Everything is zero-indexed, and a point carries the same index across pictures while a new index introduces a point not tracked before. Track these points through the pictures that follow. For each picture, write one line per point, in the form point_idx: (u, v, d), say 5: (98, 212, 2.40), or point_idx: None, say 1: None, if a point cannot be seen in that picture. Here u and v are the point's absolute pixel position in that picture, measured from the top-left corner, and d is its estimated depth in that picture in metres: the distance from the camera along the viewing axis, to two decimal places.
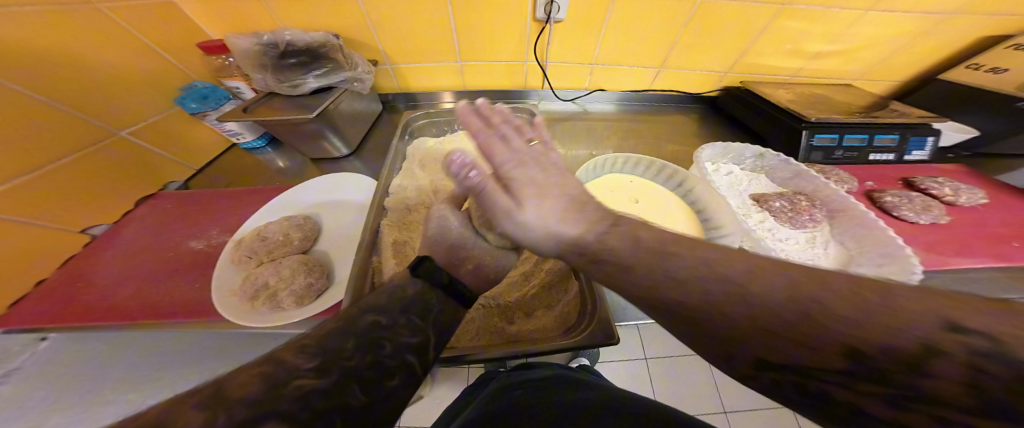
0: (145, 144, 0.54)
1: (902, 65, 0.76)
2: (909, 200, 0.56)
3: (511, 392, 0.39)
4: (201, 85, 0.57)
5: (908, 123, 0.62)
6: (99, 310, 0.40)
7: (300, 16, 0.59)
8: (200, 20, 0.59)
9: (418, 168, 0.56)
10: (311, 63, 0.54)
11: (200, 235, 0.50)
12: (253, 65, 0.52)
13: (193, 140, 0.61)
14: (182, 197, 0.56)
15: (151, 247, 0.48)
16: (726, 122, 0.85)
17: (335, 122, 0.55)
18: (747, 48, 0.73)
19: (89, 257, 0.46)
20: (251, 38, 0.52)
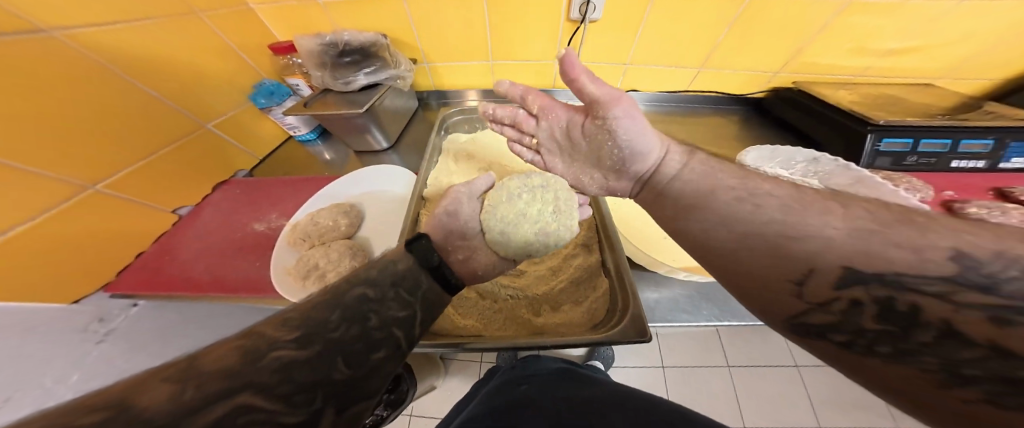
0: (225, 136, 0.62)
1: (1002, 61, 0.64)
2: (1002, 212, 0.48)
3: (515, 388, 0.40)
4: (268, 82, 0.65)
5: (1012, 125, 0.52)
6: (182, 282, 0.47)
7: (355, 22, 0.66)
8: (271, 22, 0.67)
9: (452, 161, 0.60)
10: (363, 62, 0.60)
11: (262, 219, 0.57)
12: (315, 64, 0.59)
13: (259, 135, 0.69)
14: (249, 184, 0.63)
15: (222, 226, 0.55)
16: (773, 126, 0.78)
17: (379, 117, 0.61)
18: (803, 45, 0.67)
19: (178, 234, 0.54)
20: (314, 38, 0.57)
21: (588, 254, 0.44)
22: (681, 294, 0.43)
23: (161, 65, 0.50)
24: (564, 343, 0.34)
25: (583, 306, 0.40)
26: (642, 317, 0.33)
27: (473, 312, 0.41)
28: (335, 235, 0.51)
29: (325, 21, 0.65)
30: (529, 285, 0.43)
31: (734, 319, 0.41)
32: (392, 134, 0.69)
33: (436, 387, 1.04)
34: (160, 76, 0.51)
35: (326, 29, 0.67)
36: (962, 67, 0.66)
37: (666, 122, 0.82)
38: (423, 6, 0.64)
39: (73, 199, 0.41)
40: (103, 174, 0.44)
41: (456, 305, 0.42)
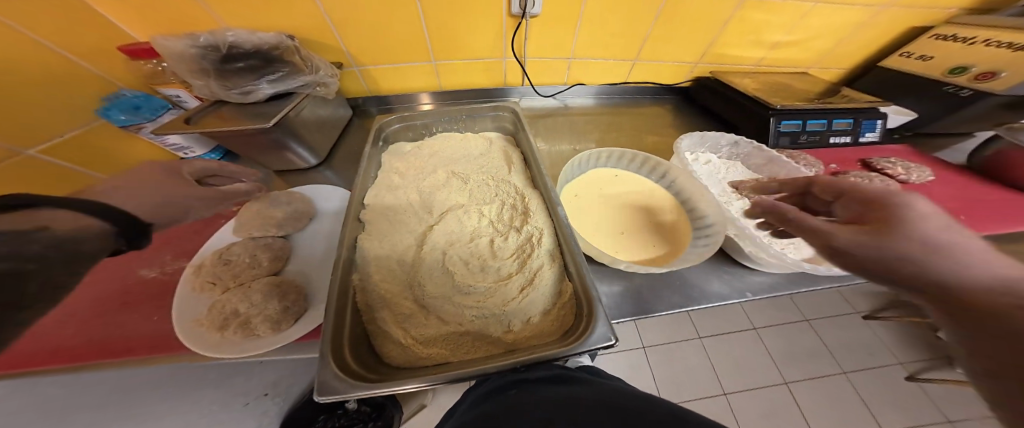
0: (62, 163, 0.45)
1: (853, 52, 0.79)
2: (871, 180, 0.59)
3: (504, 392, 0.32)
4: (129, 93, 0.50)
5: (861, 108, 0.66)
6: (50, 355, 0.37)
7: (252, 18, 0.55)
8: (115, 17, 0.51)
9: (397, 177, 0.54)
10: (264, 68, 0.50)
11: (153, 262, 0.46)
12: (192, 71, 0.47)
13: (115, 155, 0.52)
14: None
15: (97, 281, 0.43)
16: (699, 112, 0.87)
17: (296, 130, 0.53)
18: (714, 38, 0.74)
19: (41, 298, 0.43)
20: (181, 40, 0.44)
21: (550, 261, 0.43)
22: (642, 284, 0.46)
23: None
24: (538, 359, 0.33)
25: (551, 315, 0.39)
26: (603, 321, 0.34)
27: (437, 339, 0.37)
28: (256, 274, 0.43)
29: (206, 13, 0.53)
30: (493, 298, 0.40)
31: (690, 305, 0.44)
32: (319, 148, 0.60)
33: (425, 407, 1.00)
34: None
35: (208, 24, 0.55)
36: (826, 59, 0.80)
37: (614, 114, 0.87)
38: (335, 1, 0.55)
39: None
40: None
41: (414, 334, 0.38)
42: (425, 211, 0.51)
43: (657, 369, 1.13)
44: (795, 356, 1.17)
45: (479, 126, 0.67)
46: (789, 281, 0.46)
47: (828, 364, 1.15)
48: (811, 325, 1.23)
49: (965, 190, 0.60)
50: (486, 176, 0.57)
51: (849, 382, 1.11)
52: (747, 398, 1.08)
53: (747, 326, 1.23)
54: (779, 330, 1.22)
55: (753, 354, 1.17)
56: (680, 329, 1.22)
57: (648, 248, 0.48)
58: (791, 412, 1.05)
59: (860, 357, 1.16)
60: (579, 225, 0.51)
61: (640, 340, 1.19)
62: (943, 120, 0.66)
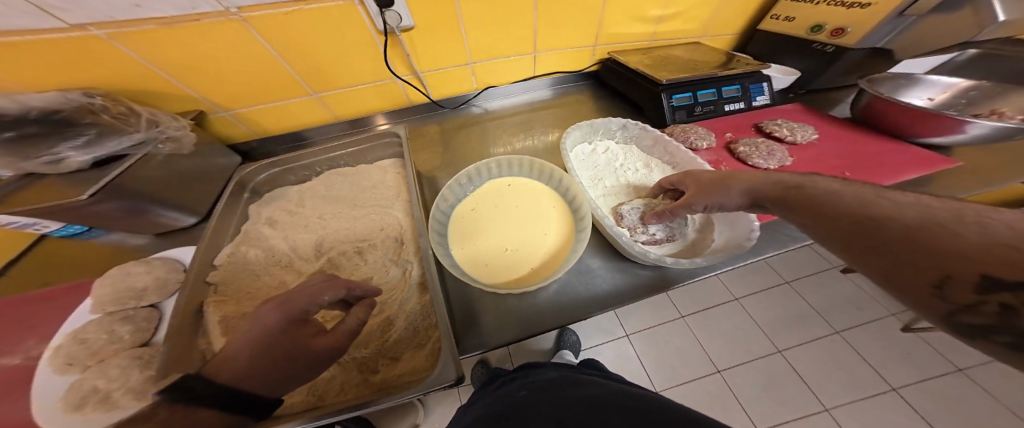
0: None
1: (739, 15, 0.79)
2: (757, 147, 0.58)
3: (528, 401, 0.39)
4: None
5: (747, 72, 0.66)
6: None
7: (46, 75, 0.47)
8: None
9: (270, 227, 0.50)
10: (54, 133, 0.40)
11: (15, 350, 0.45)
12: None
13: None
14: None
15: None
16: (610, 95, 0.87)
17: (149, 194, 0.48)
18: (602, 18, 0.73)
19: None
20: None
21: (423, 292, 0.42)
22: (534, 298, 0.45)
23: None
24: (387, 400, 0.31)
25: (425, 350, 0.38)
26: (454, 359, 0.33)
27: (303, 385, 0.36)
28: (118, 349, 0.41)
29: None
30: (361, 343, 0.39)
31: (578, 317, 0.43)
32: (194, 206, 0.56)
33: None
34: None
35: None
36: (716, 24, 0.81)
37: (532, 111, 0.86)
38: (161, 51, 0.49)
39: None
40: None
41: None
42: (298, 259, 0.46)
43: (643, 353, 1.16)
44: (787, 320, 1.21)
45: (372, 155, 0.63)
46: (680, 275, 0.46)
47: (821, 325, 1.19)
48: (793, 287, 1.29)
49: (849, 143, 0.61)
50: (368, 210, 0.52)
51: (846, 341, 1.14)
52: (745, 373, 1.10)
53: (730, 297, 1.27)
54: (761, 295, 1.27)
55: (741, 325, 1.21)
56: (665, 309, 1.27)
57: (528, 260, 0.47)
58: (793, 381, 1.08)
59: (852, 316, 1.20)
60: (466, 245, 0.49)
61: (623, 329, 1.22)
62: (821, 75, 0.70)
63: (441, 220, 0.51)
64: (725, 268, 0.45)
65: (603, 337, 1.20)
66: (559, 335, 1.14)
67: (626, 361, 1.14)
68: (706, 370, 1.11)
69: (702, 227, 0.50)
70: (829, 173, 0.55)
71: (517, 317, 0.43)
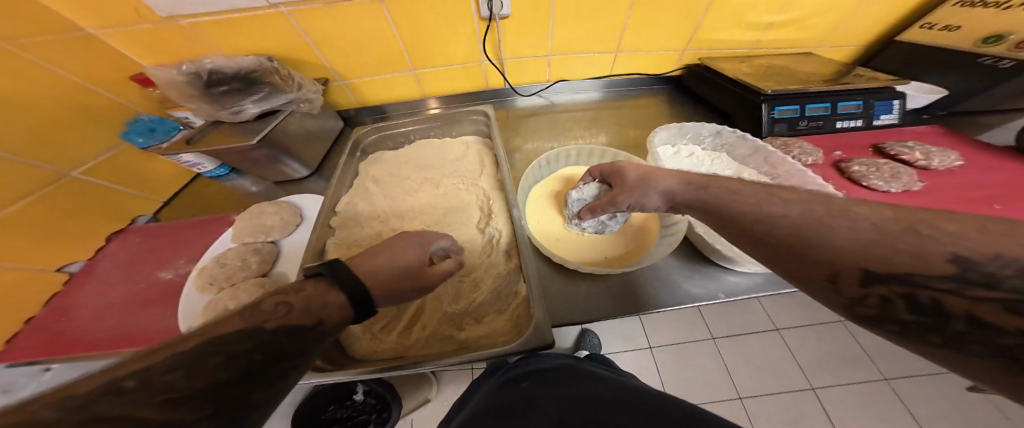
0: (99, 181, 0.54)
1: (862, 27, 0.72)
2: (878, 168, 0.53)
3: (523, 388, 0.37)
4: (147, 118, 0.57)
5: (872, 88, 0.59)
6: (86, 342, 0.44)
7: (237, 44, 0.59)
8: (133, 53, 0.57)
9: (372, 184, 0.56)
10: (246, 90, 0.55)
11: (170, 265, 0.53)
12: (184, 94, 0.54)
13: (152, 176, 0.63)
14: (151, 230, 0.59)
15: (123, 281, 0.51)
16: (691, 102, 0.83)
17: (284, 144, 0.57)
18: (701, 22, 0.71)
19: (74, 291, 0.50)
20: (170, 70, 0.53)
21: (507, 263, 0.44)
22: (614, 286, 0.45)
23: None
24: (476, 356, 0.34)
25: (504, 316, 0.40)
26: (545, 325, 0.34)
27: (396, 332, 0.41)
28: (246, 275, 0.48)
29: (197, 41, 0.57)
30: (451, 299, 0.42)
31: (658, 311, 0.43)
32: (309, 161, 0.65)
33: (429, 401, 1.05)
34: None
35: (199, 51, 0.58)
36: (838, 34, 0.74)
37: (602, 108, 0.85)
38: (313, 21, 0.59)
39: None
40: None
41: (374, 325, 0.41)
42: (394, 217, 0.51)
43: (664, 369, 1.08)
44: (826, 360, 1.06)
45: (456, 131, 0.67)
46: (771, 282, 0.44)
47: (867, 369, 1.03)
48: (848, 327, 1.11)
49: (1000, 174, 0.54)
50: (455, 182, 0.56)
51: (892, 389, 0.99)
52: (770, 406, 1.00)
53: (769, 327, 1.13)
54: (808, 330, 1.11)
55: (778, 359, 1.07)
56: (691, 329, 1.15)
57: (610, 251, 0.47)
58: (818, 419, 0.96)
59: (911, 364, 1.03)
60: (547, 225, 0.50)
61: (646, 340, 1.14)
62: (979, 96, 0.61)
63: (525, 200, 0.54)
64: None
65: (624, 345, 1.15)
66: (580, 335, 1.11)
67: (645, 371, 1.08)
68: (726, 393, 1.02)
69: None
70: (975, 203, 0.49)
71: (599, 301, 0.44)
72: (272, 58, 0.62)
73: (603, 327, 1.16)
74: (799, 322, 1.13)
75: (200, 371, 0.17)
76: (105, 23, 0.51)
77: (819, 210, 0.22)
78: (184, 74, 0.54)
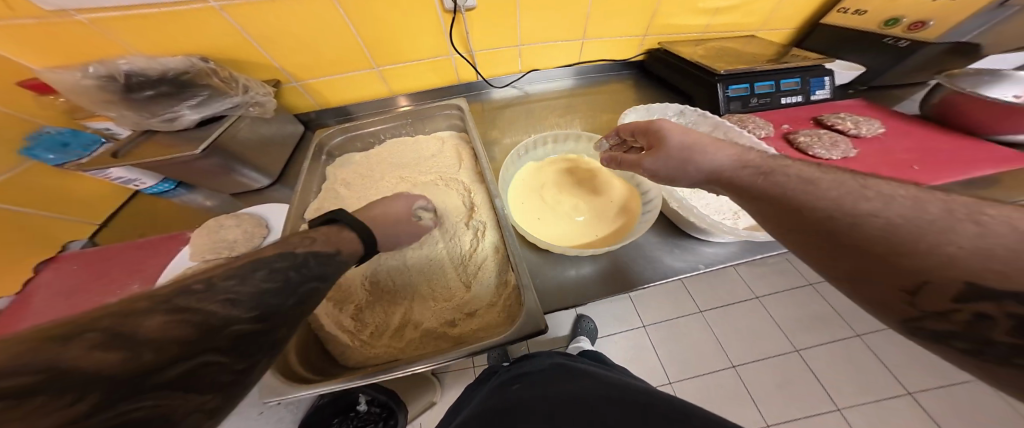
0: (8, 206, 0.48)
1: (799, 10, 0.79)
2: (818, 138, 0.59)
3: (512, 389, 0.44)
4: (54, 131, 0.49)
5: (807, 66, 0.66)
6: None
7: (164, 42, 0.53)
8: (20, 55, 0.48)
9: (344, 187, 0.53)
10: (179, 93, 0.48)
11: (120, 290, 0.48)
12: (97, 102, 0.46)
13: (81, 195, 0.55)
14: (90, 255, 0.53)
15: (63, 313, 0.47)
16: (656, 86, 0.87)
17: (236, 152, 0.52)
18: (658, 8, 0.73)
19: (7, 329, 0.46)
20: (73, 72, 0.44)
21: (494, 255, 0.44)
22: (595, 267, 0.47)
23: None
24: (477, 347, 0.34)
25: (498, 307, 0.40)
26: (536, 310, 0.35)
27: (386, 336, 0.40)
28: None
29: (108, 39, 0.50)
30: (441, 295, 0.43)
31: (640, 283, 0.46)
32: (269, 168, 0.61)
33: (435, 403, 1.02)
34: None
35: (110, 49, 0.51)
36: (774, 19, 0.80)
37: (573, 97, 0.86)
38: (252, 20, 0.54)
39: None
40: None
41: (363, 331, 0.40)
42: None
43: (658, 344, 1.15)
44: (805, 322, 1.17)
45: (429, 126, 0.66)
46: (746, 250, 0.48)
47: (843, 327, 1.16)
48: (818, 289, 1.23)
49: (917, 139, 0.60)
50: (433, 179, 0.55)
51: (865, 344, 1.12)
52: (761, 370, 1.09)
53: (750, 296, 1.24)
54: (784, 295, 1.23)
55: (758, 323, 1.18)
56: (682, 301, 1.24)
57: (593, 232, 0.49)
58: (808, 381, 1.06)
59: (875, 320, 1.17)
60: (527, 214, 0.51)
61: (639, 319, 1.21)
62: (888, 73, 0.69)
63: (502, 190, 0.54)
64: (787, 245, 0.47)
65: (618, 326, 1.20)
66: (576, 321, 1.14)
67: (642, 352, 1.14)
68: (722, 366, 1.10)
69: None
70: (899, 166, 0.54)
71: (584, 283, 0.46)
72: (210, 58, 0.56)
73: (595, 310, 1.21)
74: (775, 289, 1.25)
75: (249, 281, 0.23)
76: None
77: (856, 196, 0.25)
78: (93, 77, 0.45)
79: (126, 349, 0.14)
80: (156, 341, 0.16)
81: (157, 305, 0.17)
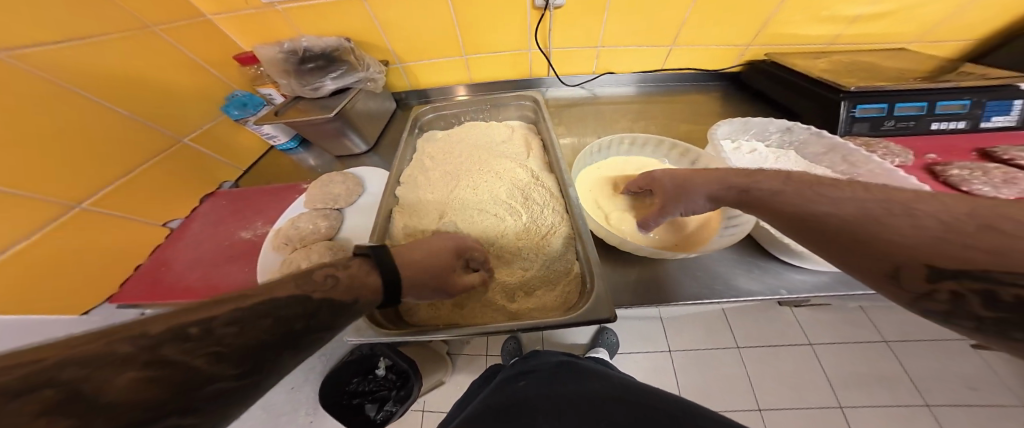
0: (203, 149, 0.64)
1: (968, 22, 0.65)
2: (984, 173, 0.49)
3: (514, 384, 0.45)
4: (240, 94, 0.67)
5: (987, 86, 0.52)
6: (178, 291, 0.49)
7: (319, 30, 0.67)
8: (239, 39, 0.68)
9: (427, 159, 0.60)
10: (328, 68, 0.63)
11: (249, 227, 0.58)
12: (278, 71, 0.62)
13: (240, 147, 0.72)
14: (235, 194, 0.66)
15: (209, 239, 0.57)
16: (751, 99, 0.78)
17: (352, 120, 0.63)
18: (773, 15, 0.66)
19: (171, 245, 0.56)
20: (274, 47, 0.61)
21: (558, 244, 0.45)
22: (667, 276, 0.45)
23: (110, 86, 0.48)
24: (534, 324, 0.35)
25: (555, 291, 0.41)
26: (605, 300, 0.35)
27: (448, 302, 0.42)
28: (316, 238, 0.53)
29: (289, 27, 0.66)
30: (502, 271, 0.44)
31: (716, 299, 0.43)
32: (369, 137, 0.70)
33: (444, 383, 1.05)
34: (125, 95, 0.50)
35: (289, 34, 0.68)
36: (938, 30, 0.67)
37: (647, 102, 0.82)
38: (385, 8, 0.64)
39: (33, 236, 0.39)
40: (84, 193, 0.45)
41: (428, 293, 0.44)
42: (446, 195, 0.53)
43: (681, 374, 1.03)
44: (861, 379, 0.98)
45: (503, 115, 0.69)
46: (840, 282, 0.43)
47: (909, 393, 0.95)
48: (891, 347, 1.01)
49: None
50: (503, 163, 0.58)
51: (934, 416, 0.91)
52: (796, 423, 0.93)
53: (802, 340, 1.04)
54: (845, 348, 1.02)
55: (802, 372, 1.00)
56: (713, 336, 1.07)
57: (665, 240, 0.47)
58: None
59: (961, 394, 0.95)
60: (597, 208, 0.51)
61: (665, 343, 1.09)
62: None
63: (577, 179, 0.56)
64: None
65: (641, 346, 1.10)
66: (596, 333, 1.06)
67: (660, 368, 1.05)
68: (744, 404, 0.97)
69: None
70: None
71: (655, 290, 0.44)
72: (352, 41, 0.69)
73: (620, 326, 1.10)
74: (838, 339, 1.04)
75: (249, 330, 0.19)
76: (222, 10, 0.62)
77: (876, 209, 0.24)
78: (284, 52, 0.62)
79: (78, 413, 0.11)
80: (119, 405, 0.12)
81: (140, 353, 0.14)
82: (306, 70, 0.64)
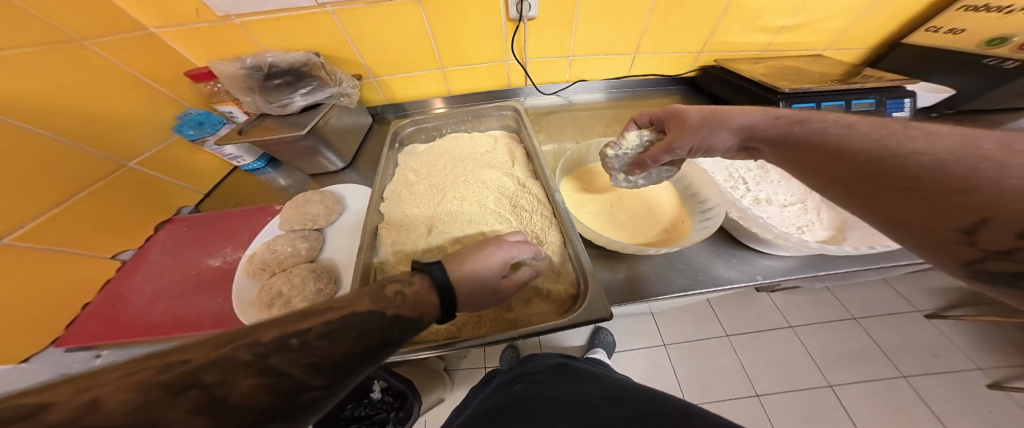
0: (152, 172, 0.58)
1: (869, 31, 0.77)
2: None
3: (513, 387, 0.46)
4: (195, 112, 0.62)
5: (883, 87, 0.63)
6: (139, 328, 0.43)
7: (282, 43, 0.64)
8: (187, 52, 0.63)
9: (411, 174, 0.59)
10: (297, 83, 0.60)
11: (217, 253, 0.54)
12: (239, 88, 0.58)
13: (197, 169, 0.66)
14: (196, 220, 0.60)
15: (171, 269, 0.51)
16: (706, 101, 0.86)
17: (326, 136, 0.61)
18: (716, 26, 0.74)
19: (124, 279, 0.50)
20: (234, 63, 0.57)
21: (552, 250, 0.46)
22: (649, 269, 0.49)
23: (27, 105, 0.41)
24: (534, 330, 0.35)
25: (551, 295, 0.42)
26: (600, 299, 0.37)
27: (446, 317, 0.42)
28: (297, 261, 0.50)
29: (248, 40, 0.63)
30: None
31: (696, 287, 0.47)
32: (345, 153, 0.68)
33: (444, 400, 1.02)
34: (51, 114, 0.44)
35: (249, 48, 0.64)
36: (844, 38, 0.78)
37: (620, 108, 0.87)
38: (355, 22, 0.63)
39: None
40: (7, 226, 0.38)
41: None
42: (433, 208, 0.53)
43: (680, 367, 1.08)
44: (840, 356, 1.08)
45: (485, 125, 0.70)
46: (805, 265, 0.48)
47: (886, 367, 1.06)
48: (861, 324, 1.15)
49: None
50: (489, 172, 0.59)
51: (913, 387, 1.02)
52: (787, 402, 1.01)
53: (784, 324, 1.15)
54: (822, 328, 1.14)
55: (790, 354, 1.09)
56: (706, 326, 1.16)
57: (645, 238, 0.50)
58: (841, 419, 0.97)
59: (928, 363, 1.07)
60: (583, 213, 0.54)
61: (661, 337, 1.15)
62: (988, 94, 0.65)
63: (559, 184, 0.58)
64: (860, 265, 0.46)
65: (637, 341, 1.15)
66: (592, 333, 1.09)
67: (659, 366, 1.09)
68: (743, 392, 1.03)
69: (837, 227, 0.52)
70: None
71: (643, 283, 0.47)
72: (319, 55, 0.66)
73: (614, 324, 1.15)
74: (812, 320, 1.16)
75: (341, 341, 0.21)
76: (167, 23, 0.58)
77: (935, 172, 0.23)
78: (247, 68, 0.58)
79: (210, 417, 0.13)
80: (236, 410, 0.14)
81: (254, 360, 0.17)
82: (272, 87, 0.61)
